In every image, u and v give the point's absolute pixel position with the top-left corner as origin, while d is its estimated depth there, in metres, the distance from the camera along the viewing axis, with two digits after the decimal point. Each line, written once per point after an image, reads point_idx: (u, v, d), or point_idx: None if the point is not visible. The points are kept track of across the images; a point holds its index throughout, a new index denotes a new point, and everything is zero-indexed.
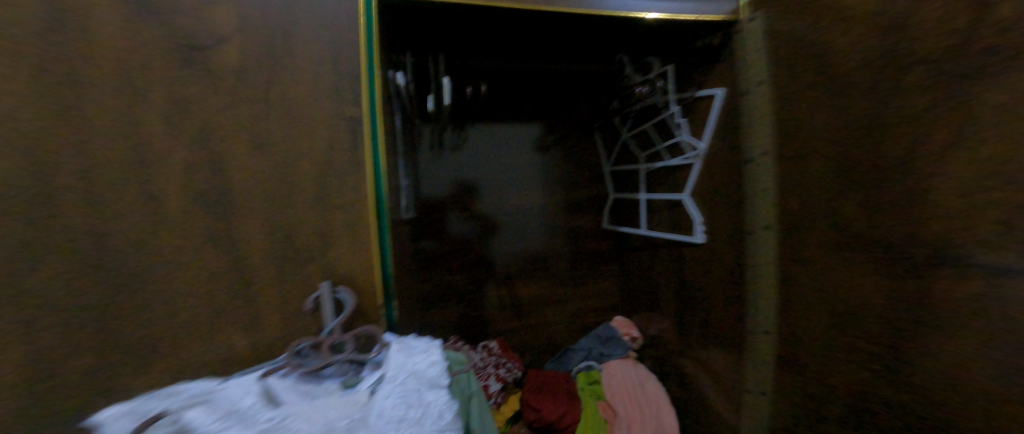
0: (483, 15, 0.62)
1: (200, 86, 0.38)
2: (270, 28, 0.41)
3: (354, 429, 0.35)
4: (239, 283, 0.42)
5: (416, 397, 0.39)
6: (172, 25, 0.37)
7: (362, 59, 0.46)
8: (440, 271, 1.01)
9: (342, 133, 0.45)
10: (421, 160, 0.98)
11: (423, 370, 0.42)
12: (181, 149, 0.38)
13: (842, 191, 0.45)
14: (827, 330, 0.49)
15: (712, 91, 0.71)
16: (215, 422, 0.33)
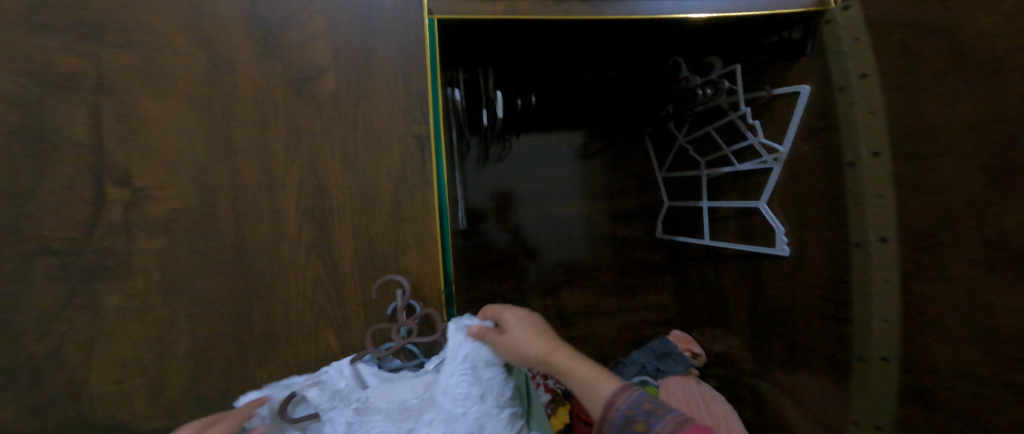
0: (539, 28, 0.63)
1: (306, 112, 0.44)
2: (359, 57, 0.46)
3: (427, 408, 0.37)
4: (330, 287, 0.46)
5: (476, 374, 0.39)
6: (288, 63, 0.43)
7: (427, 78, 0.48)
8: (488, 279, 1.03)
9: (418, 148, 0.48)
10: (468, 170, 1.01)
11: (478, 351, 0.40)
12: (291, 167, 0.44)
13: (995, 195, 0.39)
14: (978, 359, 0.41)
15: (796, 88, 0.65)
16: (327, 401, 0.37)
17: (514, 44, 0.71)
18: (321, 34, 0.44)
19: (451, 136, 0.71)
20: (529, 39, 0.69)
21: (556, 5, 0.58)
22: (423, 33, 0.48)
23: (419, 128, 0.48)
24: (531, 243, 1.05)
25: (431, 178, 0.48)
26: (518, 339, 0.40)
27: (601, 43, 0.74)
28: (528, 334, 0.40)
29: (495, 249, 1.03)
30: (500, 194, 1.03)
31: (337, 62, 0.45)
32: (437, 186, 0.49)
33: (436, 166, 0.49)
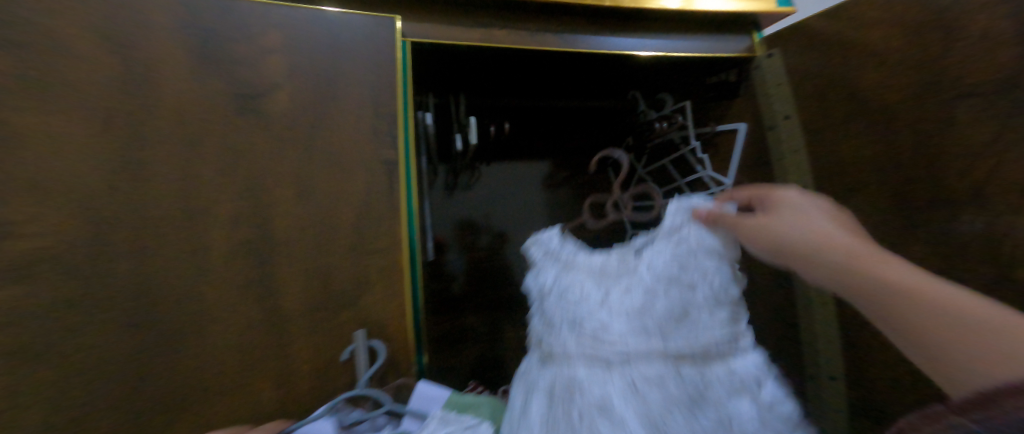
0: (513, 57, 0.64)
1: (250, 131, 0.39)
2: (322, 74, 0.42)
3: (626, 276, 0.42)
4: (269, 333, 0.38)
5: (688, 260, 0.41)
6: (232, 76, 0.38)
7: (397, 101, 0.45)
8: (455, 313, 0.96)
9: (385, 175, 0.44)
10: (432, 197, 0.97)
11: (699, 236, 0.43)
12: (225, 192, 0.37)
13: None
14: None
15: (735, 125, 0.73)
16: (545, 258, 0.47)
17: (486, 72, 0.72)
18: (277, 47, 0.40)
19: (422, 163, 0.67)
20: (502, 68, 0.70)
21: (531, 36, 0.60)
22: (392, 55, 0.46)
23: (389, 154, 0.44)
24: (500, 274, 1.00)
25: (398, 208, 0.44)
26: (789, 229, 0.39)
27: (571, 74, 0.77)
28: (834, 229, 0.37)
29: (461, 281, 0.97)
30: (467, 223, 1.00)
31: (295, 78, 0.41)
32: (404, 219, 0.44)
33: (404, 196, 0.45)
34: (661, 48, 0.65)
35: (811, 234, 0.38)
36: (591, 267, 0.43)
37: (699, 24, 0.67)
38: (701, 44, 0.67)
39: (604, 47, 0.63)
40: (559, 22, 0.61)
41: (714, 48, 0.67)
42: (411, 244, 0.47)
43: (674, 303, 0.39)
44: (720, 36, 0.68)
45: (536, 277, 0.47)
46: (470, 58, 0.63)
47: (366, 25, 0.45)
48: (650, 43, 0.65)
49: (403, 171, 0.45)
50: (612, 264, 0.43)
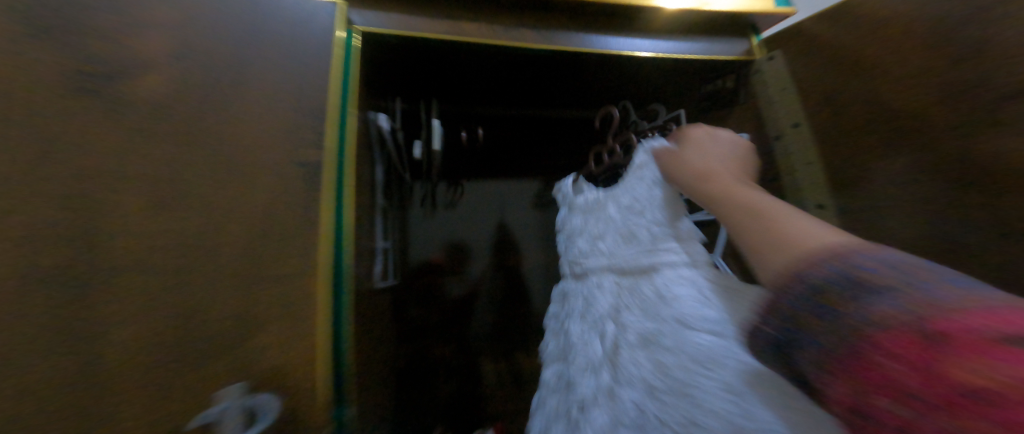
0: (485, 56, 0.58)
1: (92, 116, 0.29)
2: (224, 60, 0.34)
3: (596, 216, 0.63)
4: (84, 399, 0.27)
5: (649, 196, 0.55)
6: (79, 48, 0.29)
7: (330, 100, 0.38)
8: (426, 345, 0.84)
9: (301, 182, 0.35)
10: (412, 216, 0.89)
11: (649, 171, 0.55)
12: (35, 196, 0.27)
13: None
14: None
15: None
16: (562, 206, 0.74)
17: (461, 77, 0.65)
18: (163, 25, 0.33)
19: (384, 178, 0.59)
20: (477, 71, 0.63)
21: (504, 31, 0.54)
22: (333, 50, 0.40)
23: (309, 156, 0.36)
24: (481, 301, 0.90)
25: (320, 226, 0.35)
26: (690, 162, 0.46)
27: (553, 81, 0.70)
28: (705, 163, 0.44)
29: (432, 308, 0.86)
30: (456, 244, 0.90)
31: (183, 61, 0.33)
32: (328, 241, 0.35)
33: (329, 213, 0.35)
34: (651, 50, 0.59)
35: (696, 166, 0.44)
36: (585, 209, 0.66)
37: (691, 26, 0.61)
38: (692, 46, 0.61)
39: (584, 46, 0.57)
40: (536, 18, 0.55)
41: (706, 51, 0.61)
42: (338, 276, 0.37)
43: (633, 228, 0.56)
44: (714, 39, 0.62)
45: (562, 216, 0.75)
46: (433, 58, 0.57)
47: (296, 13, 0.39)
48: (639, 45, 0.59)
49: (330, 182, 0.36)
50: (598, 207, 0.63)
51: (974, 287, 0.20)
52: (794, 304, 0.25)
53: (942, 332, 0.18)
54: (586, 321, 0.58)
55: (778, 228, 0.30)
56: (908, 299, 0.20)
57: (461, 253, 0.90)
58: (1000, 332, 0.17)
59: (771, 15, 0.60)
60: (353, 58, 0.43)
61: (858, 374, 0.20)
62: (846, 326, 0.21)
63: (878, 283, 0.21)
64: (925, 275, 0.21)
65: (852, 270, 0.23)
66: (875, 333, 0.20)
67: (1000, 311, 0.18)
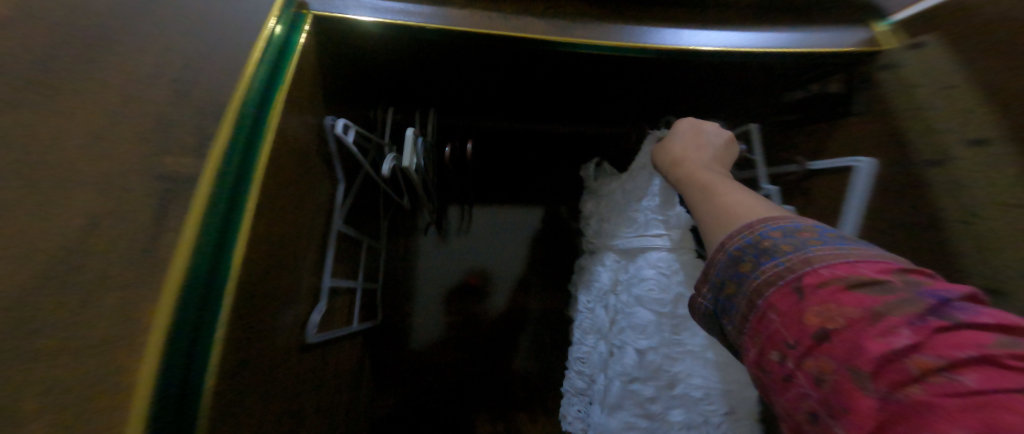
0: (485, 55, 0.45)
1: None
2: (88, 26, 0.25)
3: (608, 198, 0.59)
4: None
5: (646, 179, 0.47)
6: None
7: (232, 102, 0.27)
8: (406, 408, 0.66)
9: (148, 202, 0.23)
10: (422, 246, 0.76)
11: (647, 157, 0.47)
12: None
13: None
14: None
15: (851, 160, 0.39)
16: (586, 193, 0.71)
17: (463, 84, 0.53)
18: None
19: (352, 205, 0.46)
20: (480, 76, 0.51)
21: (503, 20, 0.41)
22: (257, 35, 0.30)
23: (174, 164, 0.24)
24: (479, 354, 0.73)
25: (159, 300, 0.21)
26: (672, 143, 0.37)
27: (580, 88, 0.54)
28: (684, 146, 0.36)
29: (423, 350, 0.71)
30: (473, 274, 0.76)
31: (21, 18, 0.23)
32: (167, 332, 0.21)
33: (181, 280, 0.22)
34: (707, 44, 0.43)
35: (674, 147, 0.36)
36: (602, 196, 0.63)
37: (765, 14, 0.44)
38: (774, 37, 0.43)
39: (611, 39, 0.43)
40: (544, 5, 0.43)
41: (798, 43, 0.43)
42: (189, 392, 0.21)
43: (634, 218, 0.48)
44: (804, 29, 0.44)
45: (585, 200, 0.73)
46: (420, 58, 0.45)
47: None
48: (691, 37, 0.43)
49: (197, 229, 0.23)
50: (611, 191, 0.58)
51: (857, 246, 0.20)
52: (717, 273, 0.25)
53: (806, 285, 0.19)
54: (590, 303, 0.55)
55: (718, 199, 0.29)
56: (787, 259, 0.21)
57: (484, 286, 0.76)
58: (856, 279, 0.18)
59: None
60: (292, 51, 0.33)
61: (759, 331, 0.21)
62: (749, 290, 0.22)
63: (774, 249, 0.22)
64: (811, 237, 0.22)
65: (758, 240, 0.23)
66: (766, 293, 0.21)
67: (867, 264, 0.19)
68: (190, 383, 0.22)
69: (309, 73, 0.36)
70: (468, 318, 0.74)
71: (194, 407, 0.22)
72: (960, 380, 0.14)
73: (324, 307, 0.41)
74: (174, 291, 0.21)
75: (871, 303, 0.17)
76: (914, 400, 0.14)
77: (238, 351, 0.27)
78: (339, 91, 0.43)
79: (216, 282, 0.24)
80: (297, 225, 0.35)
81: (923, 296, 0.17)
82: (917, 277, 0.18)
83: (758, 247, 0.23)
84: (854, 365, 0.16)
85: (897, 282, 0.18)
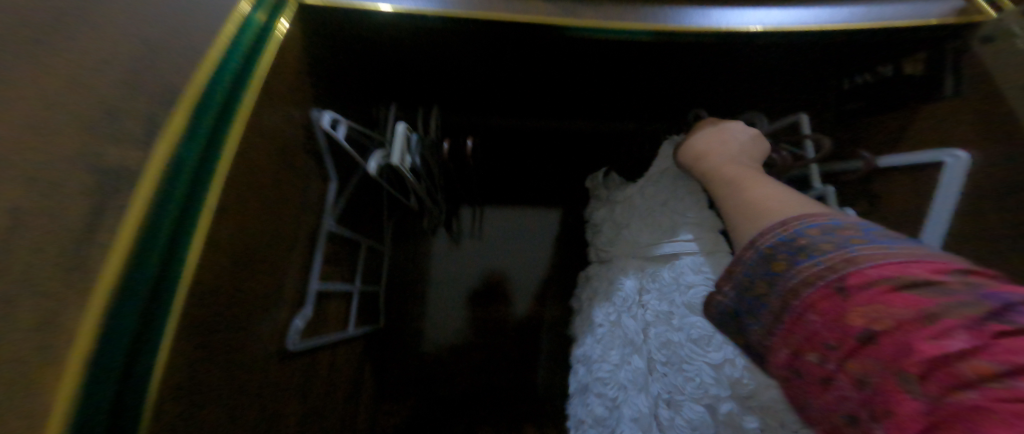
0: (486, 43, 0.41)
1: None
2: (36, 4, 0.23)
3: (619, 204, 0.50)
4: None
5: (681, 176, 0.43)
6: None
7: (190, 89, 0.25)
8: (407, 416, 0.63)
9: (83, 198, 0.20)
10: (434, 249, 0.72)
11: None
12: None
13: None
14: None
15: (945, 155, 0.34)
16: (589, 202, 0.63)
17: (466, 76, 0.49)
18: None
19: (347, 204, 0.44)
20: (482, 69, 0.47)
21: (503, 3, 0.37)
22: (224, 27, 0.28)
23: (119, 157, 0.21)
24: (485, 364, 0.68)
25: (86, 301, 0.18)
26: (698, 138, 0.36)
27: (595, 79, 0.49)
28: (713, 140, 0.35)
29: (430, 356, 0.67)
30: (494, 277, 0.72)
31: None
32: (95, 337, 0.18)
33: (118, 278, 0.19)
34: (739, 23, 0.36)
35: (700, 146, 0.35)
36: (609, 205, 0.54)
37: None
38: (835, 11, 0.35)
39: (630, 20, 0.37)
40: None
41: (866, 15, 0.34)
42: (127, 403, 0.19)
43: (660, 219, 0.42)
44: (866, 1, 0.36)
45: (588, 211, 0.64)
46: (422, 48, 0.42)
47: None
48: (716, 17, 0.37)
49: (139, 222, 0.21)
50: (629, 197, 0.48)
51: (907, 248, 0.21)
52: (746, 272, 0.27)
53: (848, 285, 0.20)
54: (608, 317, 0.44)
55: (748, 195, 0.30)
56: (825, 258, 0.22)
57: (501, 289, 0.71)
58: (905, 279, 0.19)
59: None
60: (267, 41, 0.31)
61: (793, 328, 0.23)
62: (783, 288, 0.24)
63: (813, 247, 0.23)
64: (851, 236, 0.23)
65: (794, 239, 0.25)
66: (805, 292, 0.23)
67: (921, 263, 0.20)
68: (131, 391, 0.20)
69: (291, 63, 0.33)
70: (497, 323, 0.69)
71: (130, 421, 0.19)
72: (1021, 387, 0.14)
73: (313, 310, 0.38)
74: (108, 290, 0.19)
75: (924, 304, 0.18)
76: (968, 404, 0.15)
77: (198, 362, 0.24)
78: (330, 84, 0.40)
79: (163, 281, 0.22)
80: (276, 225, 0.33)
81: (984, 299, 0.17)
82: (974, 278, 0.19)
83: (791, 246, 0.24)
84: (896, 365, 0.17)
85: (951, 282, 0.18)
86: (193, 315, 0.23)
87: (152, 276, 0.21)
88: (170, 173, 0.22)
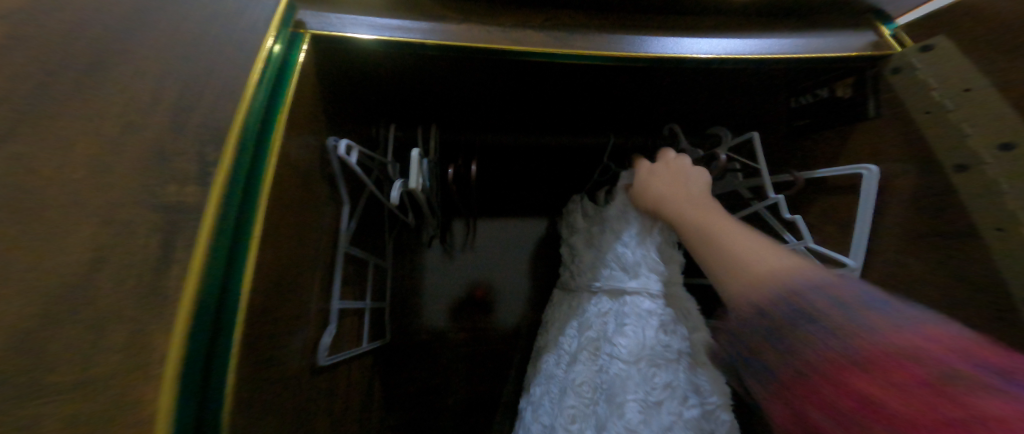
0: (484, 67, 0.44)
1: None
2: (83, 50, 0.24)
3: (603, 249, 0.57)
4: None
5: None
6: None
7: (233, 126, 0.25)
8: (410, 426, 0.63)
9: (153, 233, 0.22)
10: (424, 261, 0.72)
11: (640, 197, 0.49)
12: None
13: None
14: None
15: (858, 168, 0.38)
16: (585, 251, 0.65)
17: (462, 96, 0.52)
18: None
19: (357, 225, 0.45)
20: (481, 90, 0.50)
21: (505, 33, 0.40)
22: (257, 50, 0.28)
23: (178, 194, 0.23)
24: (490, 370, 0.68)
25: (168, 336, 0.21)
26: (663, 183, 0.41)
27: (584, 98, 0.54)
28: (669, 180, 0.41)
29: (441, 366, 0.67)
30: (480, 287, 0.72)
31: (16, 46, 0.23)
32: (180, 366, 0.20)
33: (192, 313, 0.21)
34: (715, 51, 0.42)
35: (687, 191, 0.39)
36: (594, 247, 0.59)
37: (767, 20, 0.44)
38: (781, 42, 0.42)
39: (618, 47, 0.42)
40: (543, 17, 0.42)
41: (805, 48, 0.42)
42: (208, 417, 0.22)
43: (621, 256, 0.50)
44: (807, 33, 0.43)
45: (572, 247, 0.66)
46: (416, 74, 0.45)
47: (220, 3, 0.29)
48: (690, 45, 0.42)
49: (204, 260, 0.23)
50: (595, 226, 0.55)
51: (889, 310, 0.22)
52: (752, 330, 0.26)
53: (867, 361, 0.19)
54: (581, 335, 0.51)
55: (728, 249, 0.31)
56: (831, 326, 0.22)
57: (488, 300, 0.72)
58: (900, 357, 0.19)
59: None
60: (289, 67, 0.32)
61: (789, 392, 0.22)
62: (790, 356, 0.23)
63: (821, 316, 0.23)
64: (835, 295, 0.24)
65: (800, 305, 0.24)
66: (815, 363, 0.21)
67: (915, 335, 0.20)
68: (209, 405, 0.22)
69: (310, 91, 0.35)
70: (474, 334, 0.70)
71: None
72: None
73: (334, 329, 0.39)
74: (184, 325, 0.21)
75: (920, 374, 0.18)
76: (895, 382, 0.18)
77: (251, 380, 0.26)
78: (340, 107, 0.42)
79: (225, 302, 0.24)
80: (305, 249, 0.34)
81: (978, 372, 0.17)
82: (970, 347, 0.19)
83: (807, 301, 0.24)
84: (891, 410, 0.18)
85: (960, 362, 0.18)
86: (249, 331, 0.26)
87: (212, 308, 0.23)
88: (228, 198, 0.25)
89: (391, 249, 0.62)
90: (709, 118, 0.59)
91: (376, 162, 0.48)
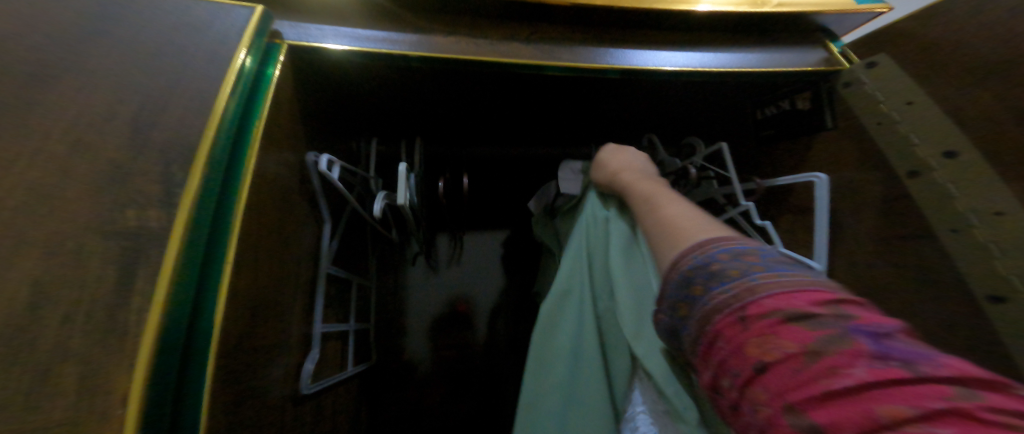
0: (468, 78, 0.43)
1: None
2: (14, 63, 0.21)
3: None
4: None
5: None
6: None
7: (205, 140, 0.23)
8: None
9: (107, 262, 0.20)
10: (409, 277, 0.69)
11: None
12: None
13: None
14: None
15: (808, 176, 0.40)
16: None
17: (444, 107, 0.51)
18: None
19: (340, 243, 0.43)
20: (464, 101, 0.50)
21: (492, 46, 0.40)
22: (229, 63, 0.26)
23: (138, 219, 0.21)
24: (480, 383, 0.66)
25: (130, 380, 0.19)
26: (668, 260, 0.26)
27: (566, 107, 0.54)
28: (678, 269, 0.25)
29: (424, 385, 0.64)
30: (461, 301, 0.70)
31: None
32: (142, 412, 0.18)
33: (154, 352, 0.19)
34: (690, 65, 0.44)
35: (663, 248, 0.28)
36: None
37: (732, 35, 0.46)
38: (748, 57, 0.45)
39: (598, 61, 0.43)
40: (530, 30, 0.43)
41: (768, 62, 0.44)
42: None
43: None
44: (770, 48, 0.46)
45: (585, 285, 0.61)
46: (397, 86, 0.44)
47: (186, 14, 0.27)
48: (667, 58, 0.44)
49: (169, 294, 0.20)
50: None
51: (797, 273, 0.19)
52: (671, 293, 0.24)
53: (749, 315, 0.18)
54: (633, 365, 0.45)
55: (657, 209, 0.29)
56: (733, 285, 0.20)
57: (467, 314, 0.69)
58: (793, 310, 0.17)
59: (854, 14, 0.44)
60: (265, 82, 0.30)
61: (708, 357, 0.20)
62: (699, 313, 0.21)
63: (722, 274, 0.20)
64: (755, 263, 0.20)
65: (708, 261, 0.22)
66: (713, 320, 0.20)
67: (805, 292, 0.18)
68: None
69: (285, 103, 0.33)
70: (461, 351, 0.67)
71: None
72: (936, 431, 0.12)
73: (318, 354, 0.37)
74: (148, 368, 0.19)
75: (807, 337, 0.16)
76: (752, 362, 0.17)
77: (229, 417, 0.24)
78: (317, 120, 0.40)
79: (196, 337, 0.22)
80: (283, 274, 0.32)
81: (854, 335, 0.16)
82: (853, 310, 0.17)
83: (715, 259, 0.22)
84: (785, 397, 0.15)
85: (828, 316, 0.16)
86: (223, 371, 0.23)
87: (182, 345, 0.21)
88: (198, 219, 0.22)
89: (373, 267, 0.59)
90: (682, 128, 0.61)
91: (357, 177, 0.45)
